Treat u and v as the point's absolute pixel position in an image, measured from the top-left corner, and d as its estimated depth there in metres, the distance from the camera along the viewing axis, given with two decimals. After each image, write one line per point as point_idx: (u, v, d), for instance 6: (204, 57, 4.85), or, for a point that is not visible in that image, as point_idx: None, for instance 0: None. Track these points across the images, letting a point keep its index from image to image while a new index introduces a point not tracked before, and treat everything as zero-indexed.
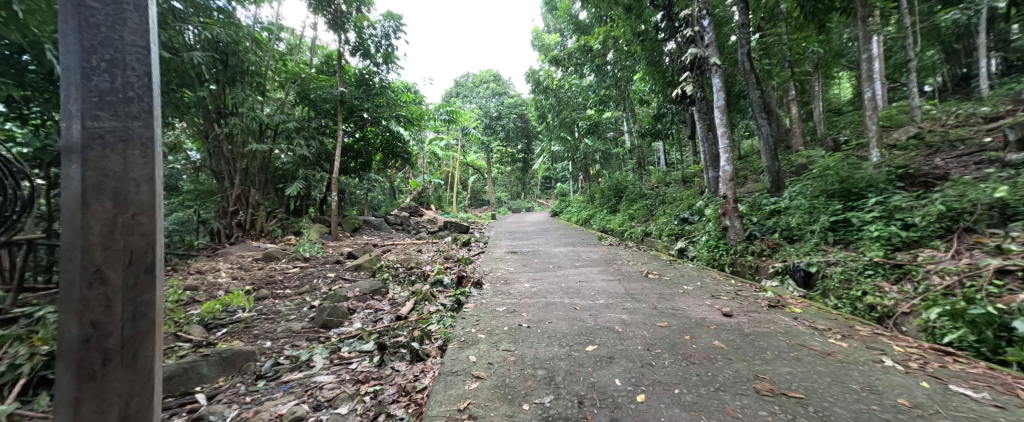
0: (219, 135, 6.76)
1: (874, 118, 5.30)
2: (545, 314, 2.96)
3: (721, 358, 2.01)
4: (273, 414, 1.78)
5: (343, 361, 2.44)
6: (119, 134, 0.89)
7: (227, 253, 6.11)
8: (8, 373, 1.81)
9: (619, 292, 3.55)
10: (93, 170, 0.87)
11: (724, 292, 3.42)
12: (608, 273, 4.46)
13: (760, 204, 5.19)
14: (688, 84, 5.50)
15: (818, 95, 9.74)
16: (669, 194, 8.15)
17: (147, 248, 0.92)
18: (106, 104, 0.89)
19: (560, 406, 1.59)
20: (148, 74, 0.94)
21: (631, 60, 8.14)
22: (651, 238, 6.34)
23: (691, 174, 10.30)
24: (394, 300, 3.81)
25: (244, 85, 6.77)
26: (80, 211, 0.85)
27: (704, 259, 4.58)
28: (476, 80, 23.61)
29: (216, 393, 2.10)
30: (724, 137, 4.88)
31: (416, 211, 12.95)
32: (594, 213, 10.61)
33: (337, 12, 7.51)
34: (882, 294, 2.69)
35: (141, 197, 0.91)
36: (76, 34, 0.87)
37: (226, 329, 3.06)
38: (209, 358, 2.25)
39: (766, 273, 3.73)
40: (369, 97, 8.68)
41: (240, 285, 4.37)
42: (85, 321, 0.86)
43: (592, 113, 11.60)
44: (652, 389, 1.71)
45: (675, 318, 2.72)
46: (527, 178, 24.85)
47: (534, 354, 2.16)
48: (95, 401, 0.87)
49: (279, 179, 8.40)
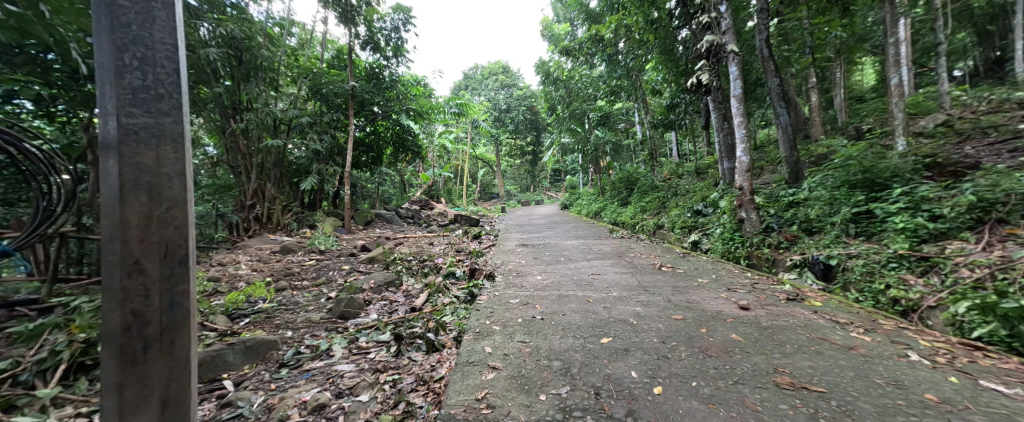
0: (235, 130, 6.91)
1: (901, 105, 5.11)
2: (558, 306, 2.97)
3: (739, 351, 1.99)
4: (297, 400, 1.85)
5: (362, 350, 2.51)
6: (153, 129, 0.92)
7: (246, 245, 6.28)
8: (50, 359, 1.93)
9: (632, 285, 3.54)
10: (128, 166, 0.89)
11: (740, 284, 3.38)
12: (620, 265, 4.45)
13: (777, 195, 5.08)
14: (704, 73, 5.30)
15: (840, 82, 9.45)
16: (683, 185, 8.03)
17: (180, 241, 0.96)
18: (138, 101, 0.91)
19: (578, 398, 1.60)
20: (177, 71, 0.96)
21: (643, 49, 7.89)
22: (663, 231, 6.28)
23: (706, 164, 10.09)
24: (408, 292, 3.87)
25: (257, 80, 6.89)
26: (118, 203, 0.88)
27: (719, 252, 4.53)
28: (486, 71, 23.49)
29: (242, 380, 2.20)
30: (741, 127, 4.74)
31: (427, 205, 13.08)
32: (604, 205, 10.56)
33: (346, 6, 7.50)
34: (906, 287, 2.63)
35: (174, 192, 0.94)
36: (108, 33, 0.89)
37: (249, 319, 3.17)
38: (235, 346, 2.34)
39: (784, 266, 3.67)
40: (380, 90, 8.77)
41: (260, 277, 4.51)
42: (126, 310, 0.90)
43: (603, 105, 11.47)
44: (669, 381, 1.70)
45: (691, 311, 2.70)
46: (536, 171, 24.72)
47: (549, 346, 2.18)
48: (137, 387, 0.92)
49: (293, 173, 8.56)
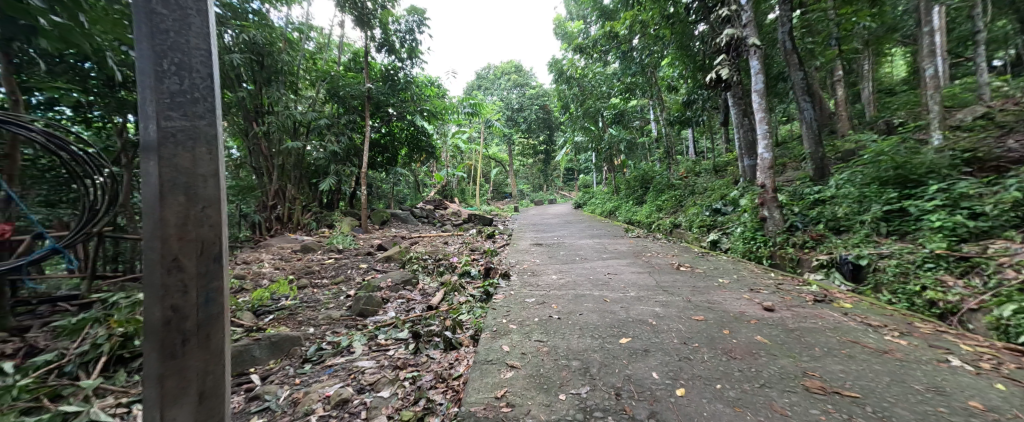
0: (257, 132, 7.15)
1: (936, 98, 4.85)
2: (575, 305, 2.96)
3: (764, 354, 1.93)
4: (321, 395, 1.90)
5: (381, 347, 2.55)
6: (190, 132, 0.96)
7: (269, 244, 6.50)
8: (91, 352, 2.04)
9: (650, 285, 3.49)
10: (167, 168, 0.93)
11: (764, 285, 3.28)
12: (637, 265, 4.38)
13: (801, 193, 4.91)
14: (724, 68, 5.05)
15: (868, 75, 9.06)
16: (700, 183, 7.86)
17: (215, 239, 1.00)
18: (176, 105, 0.95)
19: (598, 398, 1.59)
20: (211, 76, 1.00)
21: (659, 45, 7.74)
22: (680, 230, 6.16)
23: (724, 162, 9.84)
24: (425, 290, 3.92)
25: (278, 84, 7.10)
26: (159, 202, 0.91)
27: (740, 252, 4.41)
28: (498, 71, 23.56)
29: (268, 374, 2.27)
30: (763, 122, 4.60)
31: (441, 204, 13.21)
32: (619, 204, 10.40)
33: (362, 9, 7.64)
34: (945, 289, 2.50)
35: (209, 192, 0.99)
36: (147, 39, 0.92)
37: (273, 315, 3.28)
38: (261, 342, 2.41)
39: (810, 267, 3.55)
40: (395, 92, 8.90)
41: (282, 275, 4.65)
42: (166, 305, 0.94)
43: (617, 102, 11.34)
44: (692, 383, 1.67)
45: (712, 312, 2.64)
46: (549, 170, 24.59)
47: (567, 346, 2.17)
48: (177, 378, 0.96)
49: (312, 174, 8.78)
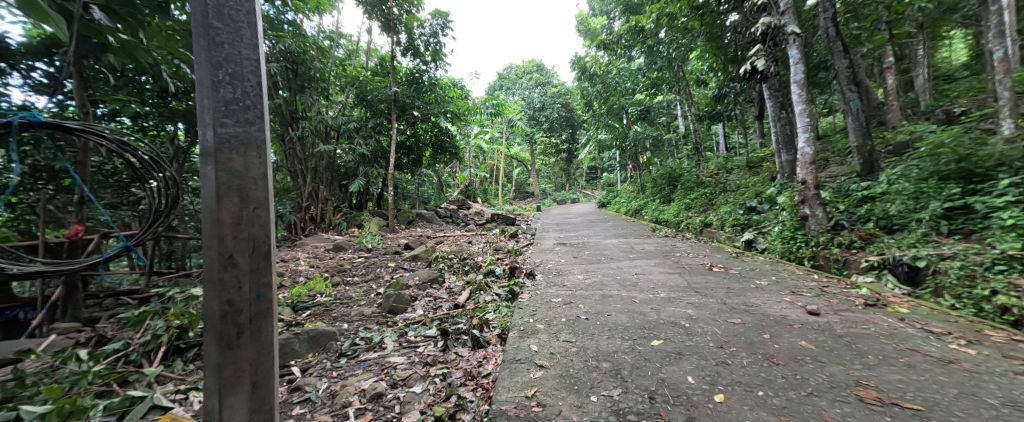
0: (293, 137, 7.51)
1: (1005, 83, 4.40)
2: (603, 306, 2.91)
3: (810, 360, 1.82)
4: (357, 388, 1.97)
5: (411, 344, 2.61)
6: (242, 137, 1.02)
7: (304, 243, 6.81)
8: (153, 342, 2.22)
9: (681, 286, 3.38)
10: (223, 171, 0.99)
11: (806, 287, 3.09)
12: (666, 265, 4.25)
13: (846, 189, 4.59)
14: (760, 58, 4.80)
15: (923, 61, 8.35)
16: (732, 181, 7.53)
17: (265, 238, 1.06)
18: (230, 112, 1.00)
19: (631, 401, 1.55)
20: (260, 84, 1.06)
21: (687, 37, 7.45)
22: (711, 229, 5.93)
23: (758, 158, 9.36)
24: (451, 289, 3.98)
25: (311, 91, 7.42)
26: (216, 203, 0.98)
27: (778, 252, 4.18)
28: (520, 71, 23.58)
29: (308, 367, 2.38)
30: (804, 115, 4.34)
31: (464, 204, 13.36)
32: (645, 203, 10.12)
33: (389, 15, 7.86)
34: (1020, 294, 2.26)
35: (259, 193, 1.05)
36: (205, 51, 0.98)
37: (310, 311, 3.44)
38: (300, 336, 2.54)
39: (857, 268, 3.31)
40: (420, 94, 9.08)
41: (317, 272, 4.87)
42: (223, 300, 1.00)
43: (643, 98, 11.04)
44: (731, 389, 1.60)
45: (750, 315, 2.52)
46: (572, 169, 24.32)
47: (596, 346, 2.13)
48: (232, 368, 1.02)
49: (343, 176, 9.11)
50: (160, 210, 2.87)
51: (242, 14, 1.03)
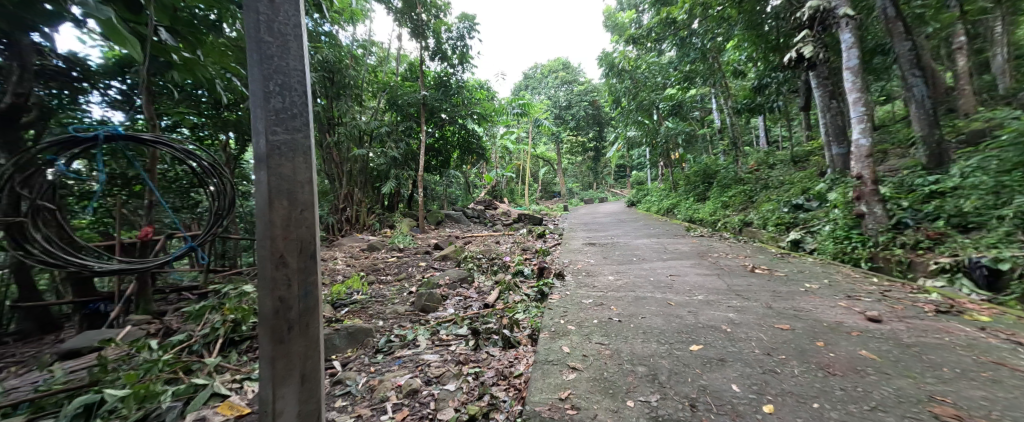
0: (329, 143, 7.89)
1: None
2: (636, 308, 2.82)
3: (873, 371, 1.67)
4: (393, 384, 2.03)
5: (443, 342, 2.65)
6: (290, 144, 1.08)
7: (341, 243, 7.13)
8: (212, 334, 2.41)
9: (720, 288, 3.21)
10: (274, 176, 1.05)
11: (864, 292, 2.84)
12: (703, 266, 4.07)
13: (909, 184, 4.18)
14: (807, 45, 4.44)
15: (1000, 39, 7.44)
16: (775, 177, 7.08)
17: (311, 239, 1.11)
18: (280, 121, 1.06)
19: (670, 408, 1.49)
20: (305, 93, 1.11)
21: (723, 27, 7.07)
22: (751, 229, 5.60)
23: (804, 152, 8.73)
24: (480, 288, 4.02)
25: (346, 98, 7.76)
26: (268, 207, 1.04)
27: (829, 253, 3.87)
28: (546, 70, 23.44)
29: (348, 361, 2.48)
30: (858, 104, 3.99)
31: (491, 205, 13.48)
32: (677, 202, 9.74)
33: (417, 21, 8.06)
34: None
35: (306, 197, 1.10)
36: (257, 64, 1.04)
37: (348, 308, 3.59)
38: (340, 332, 2.66)
39: (925, 270, 3.01)
40: (448, 97, 9.25)
41: (353, 271, 5.08)
42: (275, 296, 1.06)
43: (675, 93, 10.62)
44: (781, 400, 1.49)
45: (800, 320, 2.35)
46: (600, 168, 23.87)
47: (631, 349, 2.07)
48: (284, 361, 1.08)
49: (375, 179, 9.45)
50: (221, 213, 3.09)
51: (289, 27, 1.08)
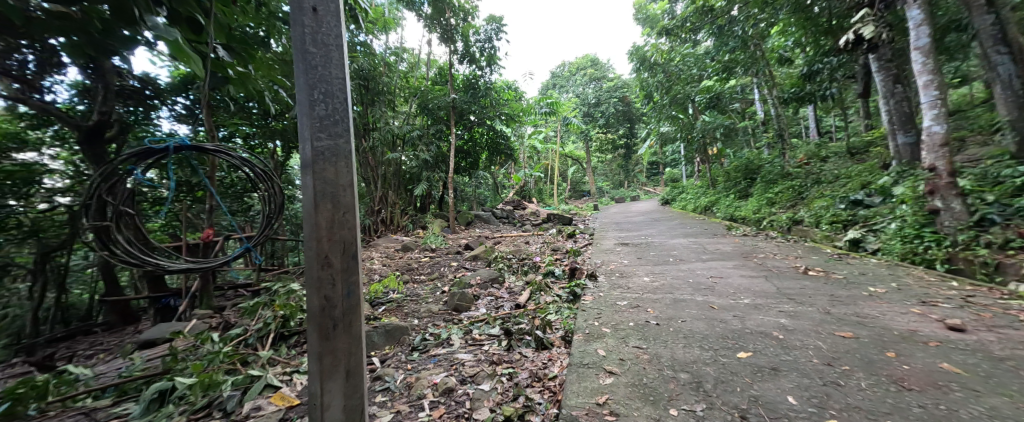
0: (365, 148, 8.22)
1: None
2: (675, 311, 2.69)
3: (958, 388, 1.48)
4: (429, 382, 2.07)
5: (477, 342, 2.67)
6: (333, 150, 1.12)
7: (376, 244, 7.42)
8: (264, 329, 2.58)
9: (768, 291, 2.99)
10: (319, 180, 1.09)
11: (941, 297, 2.54)
12: (747, 267, 3.81)
13: (993, 176, 3.69)
14: (867, 25, 4.04)
15: None
16: (828, 171, 6.52)
17: (353, 240, 1.15)
18: (324, 128, 1.11)
19: (717, 418, 1.41)
20: (346, 101, 1.15)
21: (765, 11, 6.59)
22: (801, 227, 5.19)
23: (860, 142, 7.99)
24: (511, 288, 4.02)
25: (380, 104, 8.07)
26: (313, 210, 1.08)
27: (896, 253, 3.50)
28: (575, 67, 23.07)
29: (386, 358, 2.57)
30: (931, 88, 3.57)
31: (520, 205, 13.49)
32: (716, 199, 9.24)
33: (446, 26, 8.22)
34: None
35: (347, 199, 1.14)
36: (303, 74, 1.09)
37: (385, 306, 3.72)
38: (378, 329, 2.75)
39: (1017, 273, 2.64)
40: (477, 99, 9.36)
41: (388, 271, 5.26)
42: (321, 295, 1.11)
43: (712, 84, 10.06)
44: (847, 415, 1.36)
45: (865, 328, 2.14)
46: (632, 165, 23.17)
47: (672, 355, 1.97)
48: (329, 357, 1.13)
49: (408, 182, 9.74)
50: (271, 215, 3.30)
51: (331, 37, 1.12)
